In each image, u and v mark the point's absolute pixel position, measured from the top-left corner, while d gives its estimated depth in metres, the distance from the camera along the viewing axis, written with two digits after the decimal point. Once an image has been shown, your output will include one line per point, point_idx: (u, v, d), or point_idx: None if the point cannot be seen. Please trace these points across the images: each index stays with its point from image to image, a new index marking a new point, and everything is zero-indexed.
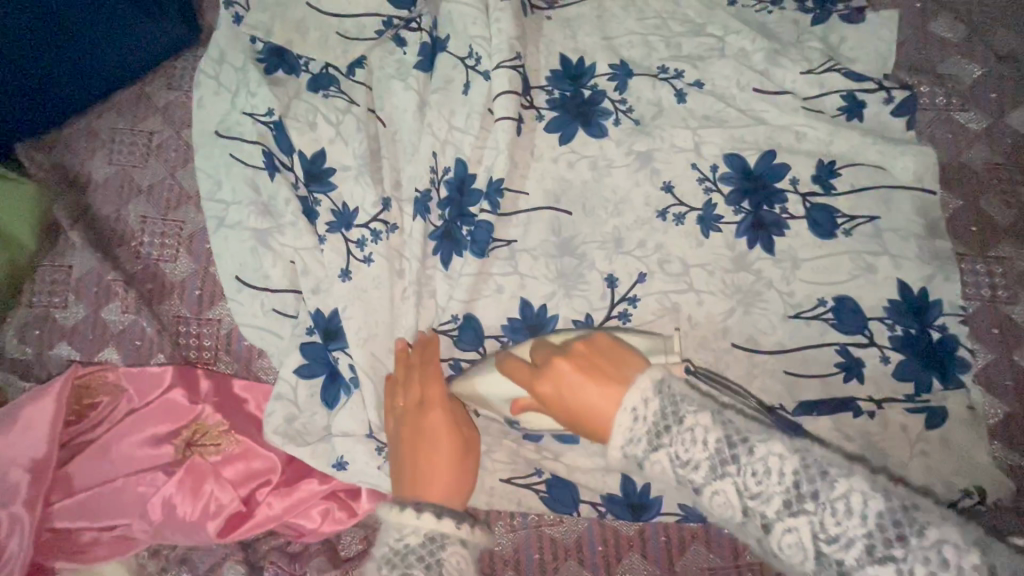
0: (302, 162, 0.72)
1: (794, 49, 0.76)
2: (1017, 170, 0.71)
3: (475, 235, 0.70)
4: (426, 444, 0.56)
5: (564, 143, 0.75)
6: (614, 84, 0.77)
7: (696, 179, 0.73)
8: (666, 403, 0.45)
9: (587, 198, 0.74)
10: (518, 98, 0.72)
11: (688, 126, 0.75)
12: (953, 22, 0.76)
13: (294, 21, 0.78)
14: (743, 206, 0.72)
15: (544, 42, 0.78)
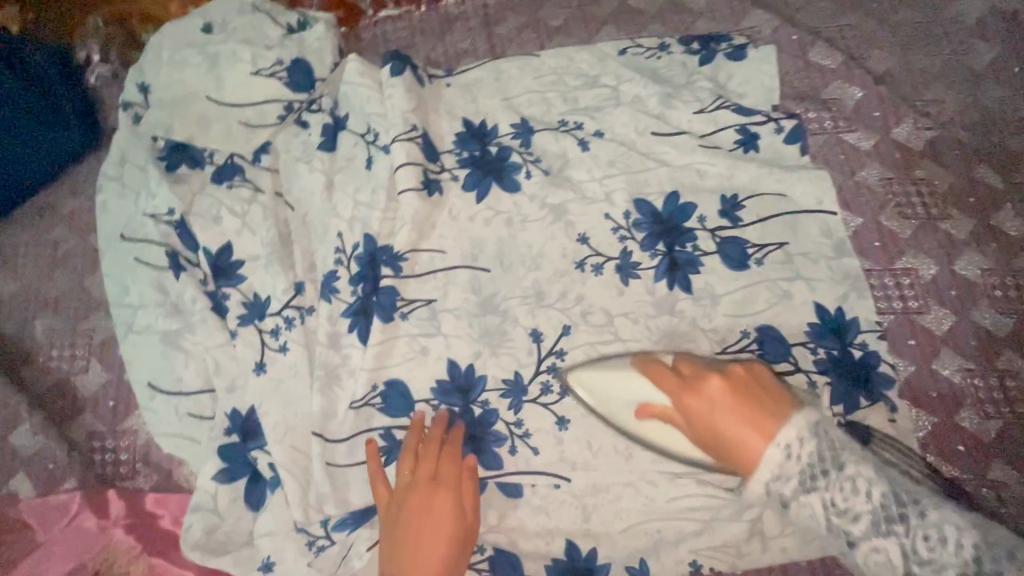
0: (208, 257, 0.70)
1: (685, 91, 0.78)
2: (908, 183, 0.73)
3: (383, 300, 0.70)
4: (426, 533, 0.57)
5: (481, 200, 0.75)
6: (519, 141, 0.77)
7: (610, 229, 0.74)
8: (793, 502, 0.52)
9: (501, 255, 0.73)
10: (420, 169, 0.73)
11: (594, 176, 0.76)
12: (830, 49, 0.79)
13: (196, 116, 0.78)
14: (658, 249, 0.73)
15: (444, 108, 0.79)
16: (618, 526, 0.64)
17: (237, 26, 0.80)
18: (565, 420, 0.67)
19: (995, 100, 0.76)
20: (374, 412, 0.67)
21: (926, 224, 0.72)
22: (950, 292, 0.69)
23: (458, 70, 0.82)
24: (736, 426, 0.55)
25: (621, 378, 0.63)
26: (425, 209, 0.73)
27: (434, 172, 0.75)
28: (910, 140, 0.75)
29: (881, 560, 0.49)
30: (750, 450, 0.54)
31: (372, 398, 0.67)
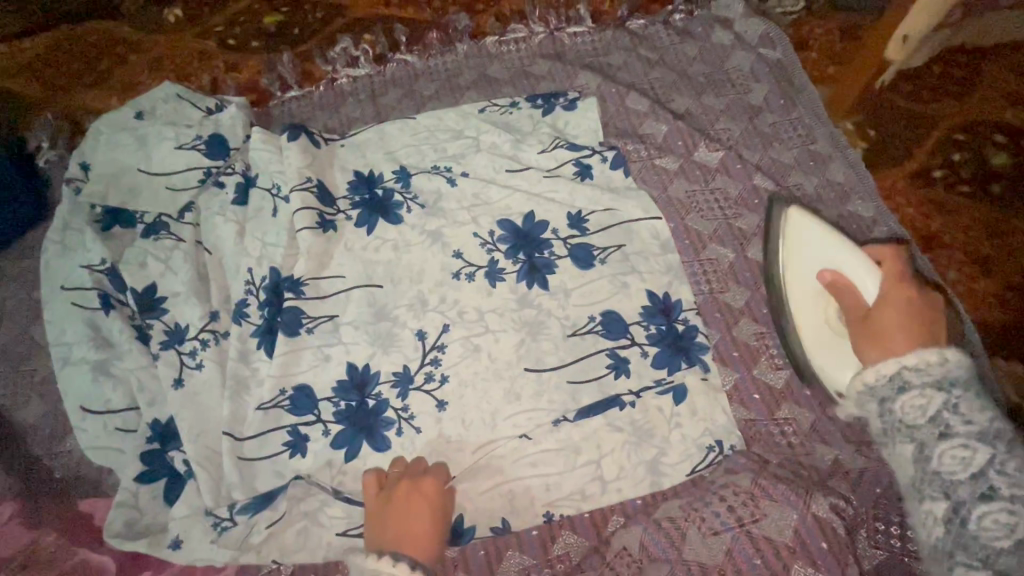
0: (135, 295, 0.84)
1: (530, 137, 0.97)
2: (708, 192, 0.92)
3: (288, 319, 0.84)
4: (415, 520, 0.65)
5: (370, 233, 0.91)
6: (400, 184, 0.95)
7: (479, 245, 0.90)
8: (918, 401, 0.55)
9: (388, 273, 0.88)
10: (315, 213, 0.90)
11: (463, 205, 0.93)
12: (641, 97, 1.00)
13: (128, 186, 0.94)
14: (519, 257, 0.89)
15: (338, 164, 0.96)
16: (481, 488, 0.75)
17: (163, 112, 0.98)
18: (442, 403, 0.80)
19: (769, 125, 0.98)
20: (281, 412, 0.79)
21: (723, 222, 0.90)
22: (745, 273, 0.87)
23: (350, 133, 1.00)
24: (898, 321, 0.62)
25: (798, 245, 0.73)
26: (321, 243, 0.89)
27: (330, 214, 0.92)
28: (707, 159, 0.95)
29: (960, 457, 0.53)
30: (895, 327, 0.61)
31: (280, 399, 0.79)
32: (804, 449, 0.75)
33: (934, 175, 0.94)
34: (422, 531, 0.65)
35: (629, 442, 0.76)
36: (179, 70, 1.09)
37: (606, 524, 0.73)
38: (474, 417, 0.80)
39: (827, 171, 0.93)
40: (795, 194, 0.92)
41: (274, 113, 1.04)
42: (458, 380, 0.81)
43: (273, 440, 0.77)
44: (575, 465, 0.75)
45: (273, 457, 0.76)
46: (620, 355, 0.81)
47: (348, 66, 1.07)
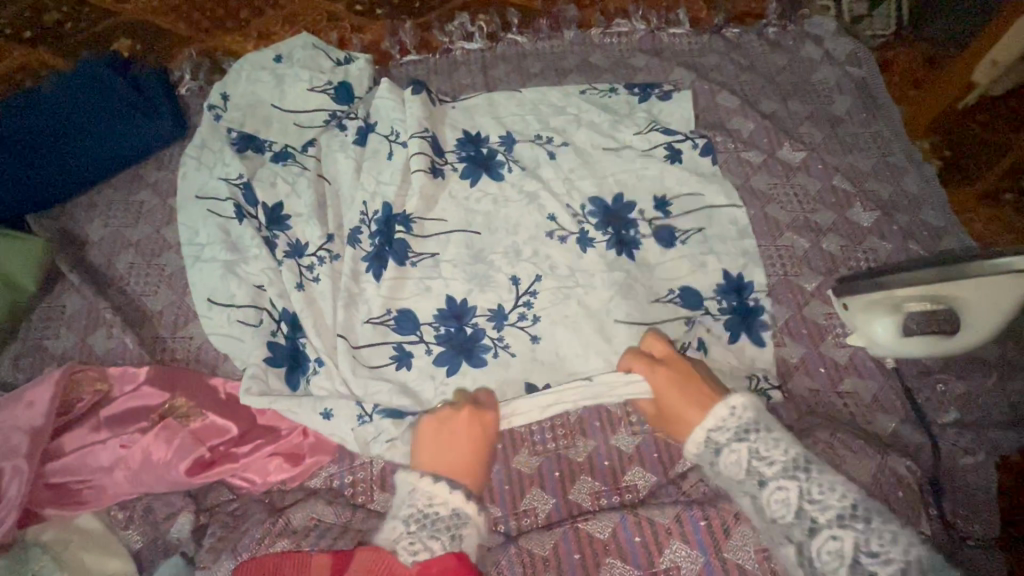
0: (264, 210, 0.94)
1: (627, 119, 1.05)
2: (787, 187, 0.99)
3: (397, 248, 0.91)
4: (464, 454, 0.66)
5: (474, 186, 0.99)
6: (504, 146, 1.02)
7: (571, 212, 0.95)
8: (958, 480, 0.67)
9: (488, 223, 0.95)
10: (428, 160, 0.97)
11: (559, 174, 0.99)
12: (731, 96, 1.08)
13: (262, 118, 1.05)
14: (608, 230, 0.94)
15: (448, 122, 1.04)
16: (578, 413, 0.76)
17: (299, 57, 1.09)
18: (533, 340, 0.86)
19: (850, 135, 1.05)
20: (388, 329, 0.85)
21: (801, 214, 0.97)
22: (818, 262, 0.93)
23: (460, 98, 1.09)
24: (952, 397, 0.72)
25: (973, 288, 0.70)
26: (432, 187, 0.96)
27: (439, 163, 0.99)
28: (790, 157, 1.02)
29: None
30: None
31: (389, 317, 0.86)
32: (865, 420, 0.79)
33: (1003, 197, 1.00)
34: (469, 462, 0.65)
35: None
36: (311, 27, 1.21)
37: (674, 464, 0.77)
38: (557, 357, 0.85)
39: (902, 181, 1.00)
40: (872, 197, 0.98)
41: (392, 71, 1.14)
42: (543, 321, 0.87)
43: (378, 352, 0.84)
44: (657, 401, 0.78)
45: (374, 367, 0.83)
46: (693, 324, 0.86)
47: (463, 39, 1.18)
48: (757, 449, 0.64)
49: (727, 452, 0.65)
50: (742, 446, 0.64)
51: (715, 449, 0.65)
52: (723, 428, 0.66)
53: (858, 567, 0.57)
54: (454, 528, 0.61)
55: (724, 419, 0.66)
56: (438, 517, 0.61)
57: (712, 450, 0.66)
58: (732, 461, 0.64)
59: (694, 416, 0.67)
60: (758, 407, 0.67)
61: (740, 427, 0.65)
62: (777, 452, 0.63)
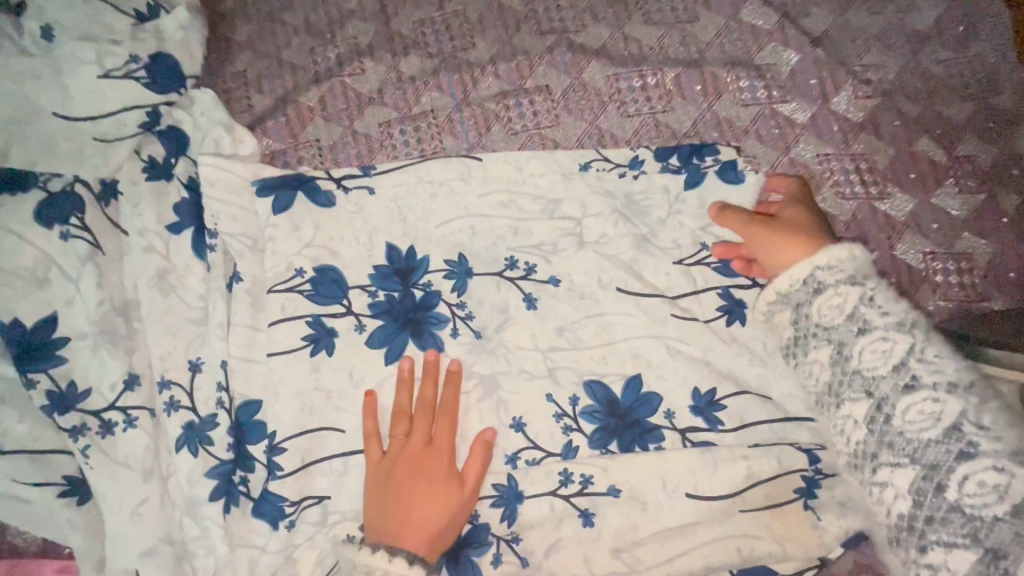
0: (33, 268, 0.58)
1: (600, 59, 0.69)
2: (845, 158, 0.66)
3: (263, 498, 0.55)
4: (419, 507, 0.53)
5: (389, 363, 0.59)
6: (452, 283, 0.61)
7: (552, 415, 0.59)
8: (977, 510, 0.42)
9: (403, 275, 0.61)
10: (303, 322, 0.59)
11: (540, 343, 0.60)
12: (763, 7, 0.70)
13: (37, 137, 0.63)
14: (608, 448, 0.58)
15: (363, 227, 0.63)
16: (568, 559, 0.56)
17: (67, 19, 0.64)
18: (497, 482, 0.58)
19: (938, 63, 0.69)
20: (248, 500, 0.55)
21: (865, 205, 0.65)
22: (891, 281, 0.63)
23: (377, 167, 0.65)
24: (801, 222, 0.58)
25: None
26: (306, 377, 0.58)
27: (329, 316, 0.59)
28: (850, 109, 0.67)
29: None
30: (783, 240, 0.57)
31: (233, 473, 0.56)
32: None
33: None
34: (427, 516, 0.53)
35: (736, 528, 0.56)
36: None
37: None
38: (509, 467, 0.58)
39: (1013, 137, 0.67)
40: (971, 167, 0.66)
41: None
42: (479, 423, 0.58)
43: (220, 533, 0.54)
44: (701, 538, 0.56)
45: (233, 544, 0.54)
46: (694, 442, 0.58)
47: None
48: (921, 350, 0.48)
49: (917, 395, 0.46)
50: (852, 290, 0.51)
51: (814, 289, 0.53)
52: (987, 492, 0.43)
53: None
54: None
55: (840, 259, 0.52)
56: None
57: (808, 290, 0.53)
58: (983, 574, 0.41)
59: (793, 257, 0.55)
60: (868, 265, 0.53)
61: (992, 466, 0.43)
62: (948, 362, 0.47)
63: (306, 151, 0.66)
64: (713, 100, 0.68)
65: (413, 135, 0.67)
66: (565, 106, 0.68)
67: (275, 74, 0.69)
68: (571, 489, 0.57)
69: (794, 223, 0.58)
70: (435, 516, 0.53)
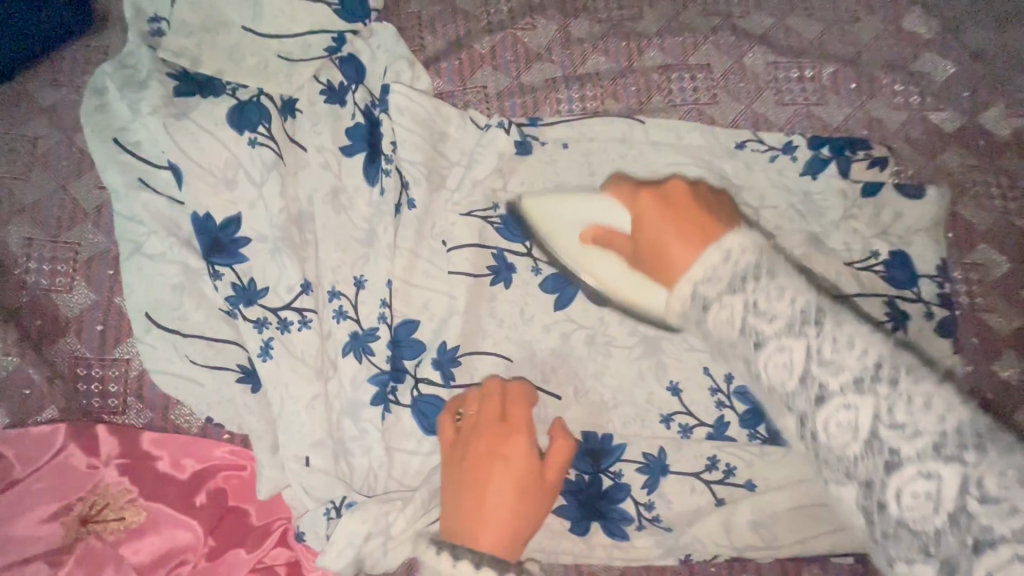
0: (223, 168, 0.61)
1: (762, 46, 0.72)
2: (990, 171, 0.68)
3: (424, 408, 0.59)
4: (490, 501, 0.48)
5: (560, 307, 0.64)
6: None
7: (707, 387, 0.62)
8: (727, 311, 0.42)
9: None
10: (489, 253, 0.64)
11: None
12: (925, 16, 0.72)
13: (226, 48, 0.66)
14: (759, 430, 0.61)
15: (553, 177, 0.67)
16: (704, 518, 0.59)
17: None
18: (648, 452, 0.60)
19: None
20: (400, 409, 0.58)
21: (1005, 217, 0.67)
22: (1020, 293, 0.66)
23: (544, 119, 0.68)
24: (656, 226, 0.49)
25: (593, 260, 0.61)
26: (485, 304, 0.64)
27: (511, 254, 0.65)
28: (998, 126, 0.70)
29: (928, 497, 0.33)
30: (659, 234, 0.48)
31: (388, 383, 0.59)
32: None
33: None
34: (499, 516, 0.47)
35: None
36: None
37: None
38: (663, 427, 0.61)
39: None
40: None
41: None
42: (639, 378, 0.63)
43: (379, 436, 0.57)
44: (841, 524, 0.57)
45: (387, 448, 0.57)
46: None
47: None
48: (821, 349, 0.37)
49: (772, 349, 0.39)
50: (736, 299, 0.41)
51: (701, 307, 0.43)
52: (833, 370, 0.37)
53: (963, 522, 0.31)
54: None
55: (716, 267, 0.43)
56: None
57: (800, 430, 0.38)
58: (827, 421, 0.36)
59: (688, 258, 0.45)
60: (763, 249, 0.43)
61: (790, 319, 0.39)
62: (849, 355, 0.37)
63: (474, 96, 0.69)
64: (866, 100, 0.70)
65: (577, 94, 0.70)
66: (724, 86, 0.71)
67: (449, 18, 0.72)
68: (713, 476, 0.60)
69: (678, 205, 0.49)
70: (506, 515, 0.47)
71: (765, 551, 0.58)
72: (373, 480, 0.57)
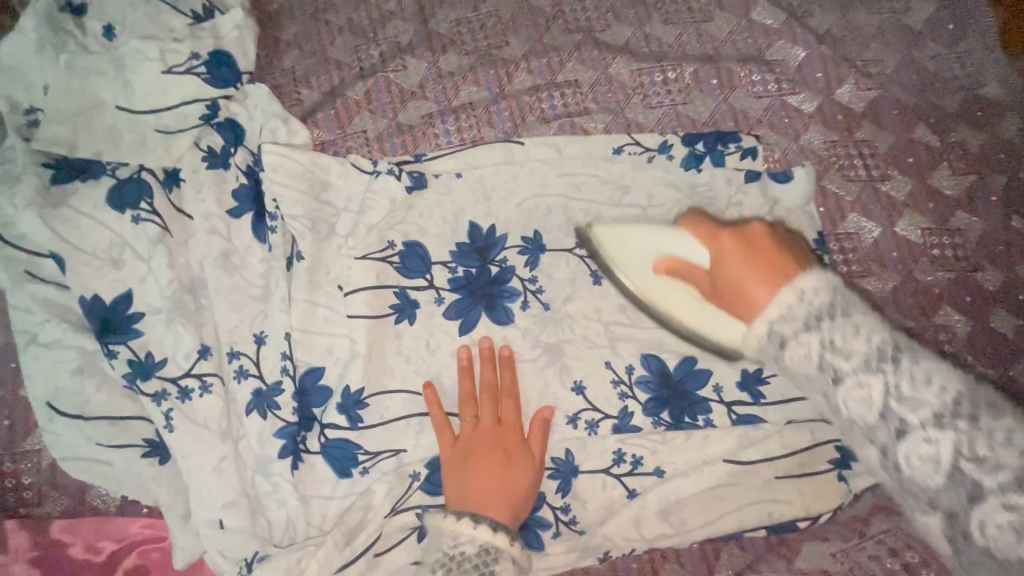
0: (109, 250, 0.62)
1: (624, 56, 0.75)
2: (850, 144, 0.73)
3: (336, 453, 0.61)
4: (495, 479, 0.56)
5: (464, 334, 0.66)
6: (525, 257, 0.68)
7: (610, 381, 0.65)
8: (802, 349, 0.44)
9: (466, 250, 0.68)
10: (391, 293, 0.66)
11: (589, 320, 0.67)
12: (772, 8, 0.77)
13: (104, 130, 0.66)
14: (662, 417, 0.64)
15: (447, 208, 0.69)
16: (618, 521, 0.61)
17: (132, 20, 0.70)
18: (556, 456, 0.63)
19: (930, 58, 0.76)
20: (311, 457, 0.60)
21: (869, 186, 0.72)
22: (892, 255, 0.70)
23: (431, 154, 0.71)
24: (745, 265, 0.50)
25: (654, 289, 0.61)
26: (389, 342, 0.65)
27: (413, 290, 0.66)
28: (852, 101, 0.74)
29: (926, 454, 0.38)
30: (739, 276, 0.50)
31: (297, 433, 0.60)
32: None
33: None
34: (501, 492, 0.56)
35: (762, 494, 0.62)
36: None
37: (717, 557, 0.61)
38: (570, 428, 0.64)
39: (999, 125, 0.74)
40: (962, 153, 0.72)
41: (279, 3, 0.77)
42: (544, 387, 0.65)
43: (291, 487, 0.59)
44: (745, 503, 0.61)
45: (302, 497, 0.59)
46: (740, 413, 0.64)
47: None
48: (831, 338, 0.43)
49: (848, 384, 0.41)
50: (812, 337, 0.43)
51: (779, 344, 0.46)
52: (789, 317, 0.45)
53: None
54: (484, 565, 0.50)
55: (793, 308, 0.45)
56: (465, 557, 0.50)
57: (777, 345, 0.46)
58: (800, 356, 0.44)
59: (762, 296, 0.48)
60: (837, 289, 0.45)
61: (810, 316, 0.44)
62: (856, 340, 0.41)
63: (355, 141, 0.72)
64: (729, 93, 0.74)
65: (454, 127, 0.73)
66: (593, 99, 0.74)
67: (321, 70, 0.74)
68: (622, 469, 0.63)
69: (765, 248, 0.50)
70: (513, 487, 0.57)
71: (674, 539, 0.61)
72: (293, 529, 0.59)
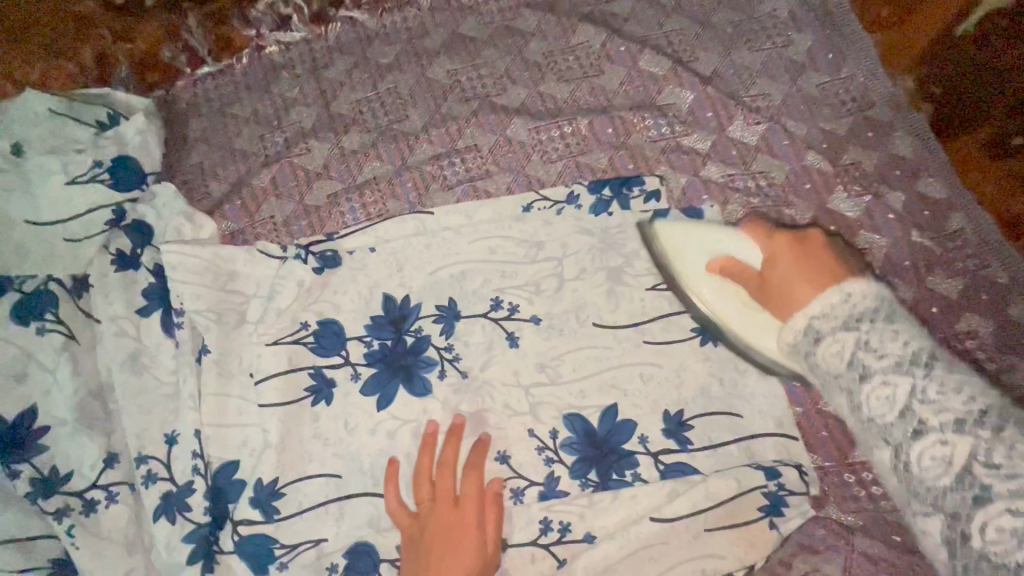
0: (12, 365, 0.62)
1: (520, 117, 0.78)
2: (747, 178, 0.74)
3: (252, 550, 0.59)
4: (446, 564, 0.54)
5: (382, 408, 0.65)
6: (440, 326, 0.68)
7: (535, 448, 0.63)
8: (836, 346, 0.48)
9: (378, 323, 0.68)
10: (305, 375, 0.65)
11: (509, 381, 0.66)
12: (658, 57, 0.80)
13: (12, 246, 0.67)
14: (590, 477, 0.62)
15: (361, 282, 0.69)
16: None
17: (36, 136, 0.71)
18: None
19: (815, 87, 0.79)
20: (224, 557, 0.59)
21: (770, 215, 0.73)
22: None
23: (342, 231, 0.71)
24: (793, 270, 0.53)
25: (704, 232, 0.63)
26: (305, 427, 0.64)
27: (329, 369, 0.66)
28: (744, 135, 0.76)
29: (938, 456, 0.41)
30: (790, 278, 0.53)
31: (209, 535, 0.59)
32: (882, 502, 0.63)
33: (1012, 143, 0.76)
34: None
35: (698, 545, 0.59)
36: (49, 45, 0.81)
37: None
38: None
39: (890, 143, 0.76)
40: (855, 173, 0.74)
41: (187, 104, 0.80)
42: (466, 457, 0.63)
43: None
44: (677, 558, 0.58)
45: None
46: (668, 463, 0.63)
47: (277, 28, 0.83)
48: (867, 340, 0.47)
49: (832, 340, 0.48)
50: (849, 336, 0.48)
51: (814, 340, 0.50)
52: (833, 316, 0.49)
53: (968, 479, 0.40)
54: None
55: (835, 307, 0.49)
56: None
57: (810, 339, 0.50)
58: (832, 353, 0.48)
59: (807, 295, 0.51)
60: (883, 297, 0.49)
61: (850, 316, 0.49)
62: (892, 343, 0.46)
63: (264, 227, 0.73)
64: (625, 141, 0.76)
65: (360, 203, 0.74)
66: (494, 160, 0.76)
67: (229, 162, 0.76)
68: (551, 538, 0.60)
69: (813, 250, 0.54)
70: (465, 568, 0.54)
71: None
72: None
